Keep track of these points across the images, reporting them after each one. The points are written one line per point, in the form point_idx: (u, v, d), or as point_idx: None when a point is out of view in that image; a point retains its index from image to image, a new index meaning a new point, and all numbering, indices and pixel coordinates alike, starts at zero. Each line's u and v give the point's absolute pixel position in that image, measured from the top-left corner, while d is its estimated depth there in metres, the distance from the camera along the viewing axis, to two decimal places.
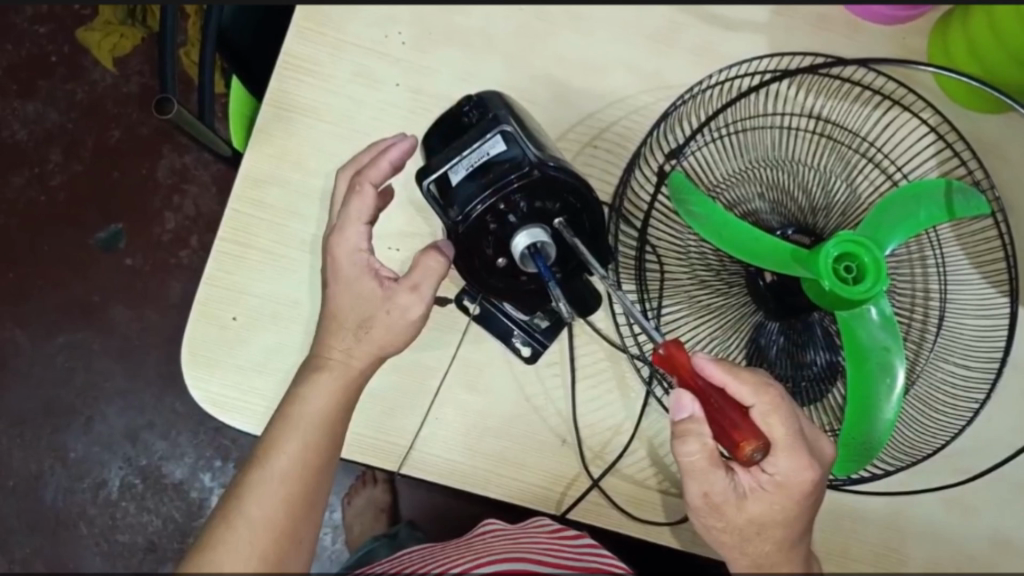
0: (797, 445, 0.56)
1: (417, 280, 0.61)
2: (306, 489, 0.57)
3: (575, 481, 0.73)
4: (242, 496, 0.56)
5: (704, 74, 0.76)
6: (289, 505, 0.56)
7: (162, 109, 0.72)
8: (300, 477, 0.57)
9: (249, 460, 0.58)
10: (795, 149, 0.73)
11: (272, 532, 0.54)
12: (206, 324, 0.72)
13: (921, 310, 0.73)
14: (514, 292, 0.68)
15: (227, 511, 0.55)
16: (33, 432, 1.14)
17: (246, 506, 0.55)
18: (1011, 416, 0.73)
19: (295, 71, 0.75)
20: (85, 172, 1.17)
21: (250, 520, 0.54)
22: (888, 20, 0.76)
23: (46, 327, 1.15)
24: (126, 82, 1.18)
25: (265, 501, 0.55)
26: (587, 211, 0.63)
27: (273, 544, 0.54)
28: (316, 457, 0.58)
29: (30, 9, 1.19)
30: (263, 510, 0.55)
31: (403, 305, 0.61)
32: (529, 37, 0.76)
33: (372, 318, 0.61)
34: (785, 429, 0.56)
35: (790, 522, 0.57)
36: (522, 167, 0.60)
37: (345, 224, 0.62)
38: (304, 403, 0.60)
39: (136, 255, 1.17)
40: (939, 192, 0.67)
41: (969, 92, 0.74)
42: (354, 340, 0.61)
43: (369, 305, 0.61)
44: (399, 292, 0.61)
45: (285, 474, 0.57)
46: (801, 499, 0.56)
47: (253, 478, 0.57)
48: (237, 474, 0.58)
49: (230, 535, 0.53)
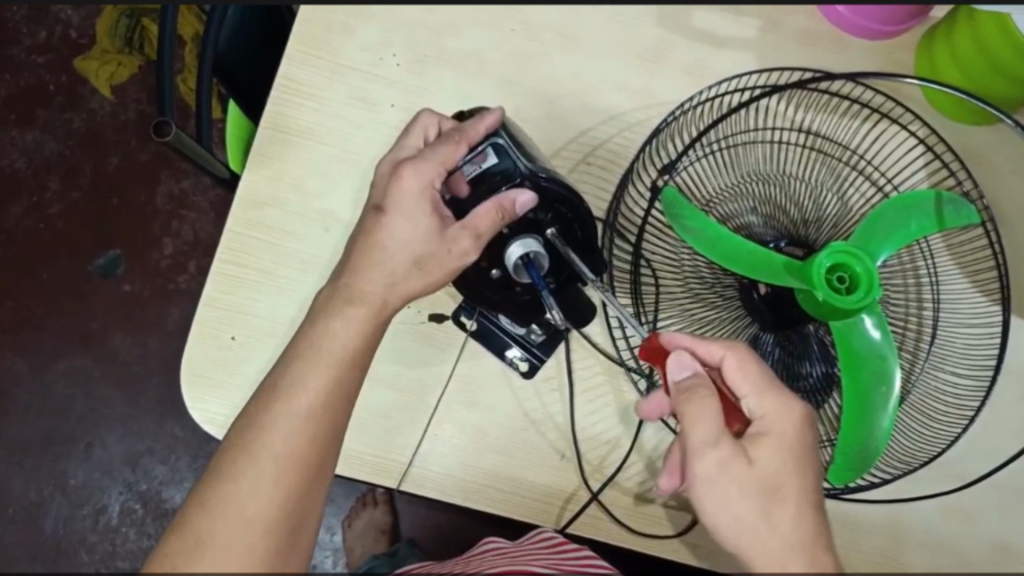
0: (770, 386, 0.56)
1: (483, 231, 0.60)
2: (330, 423, 0.56)
3: (575, 495, 0.73)
4: (263, 429, 0.54)
5: (694, 91, 0.77)
6: (315, 441, 0.55)
7: (160, 132, 0.72)
8: (326, 413, 0.56)
9: (264, 393, 0.57)
10: (785, 163, 0.74)
11: (296, 469, 0.53)
12: (204, 345, 0.73)
13: (915, 321, 0.73)
14: (509, 304, 0.69)
15: (249, 444, 0.54)
16: (32, 459, 1.14)
17: (270, 440, 0.54)
18: (1008, 422, 0.73)
19: (292, 94, 0.76)
20: (84, 199, 1.18)
21: (274, 454, 0.53)
22: (875, 34, 0.77)
23: (45, 353, 1.16)
24: (123, 110, 1.19)
25: (289, 436, 0.54)
26: (578, 220, 0.64)
27: (296, 479, 0.53)
28: (339, 393, 0.57)
29: (28, 39, 1.20)
30: (287, 445, 0.54)
31: (464, 250, 0.60)
32: (521, 57, 0.77)
33: (430, 256, 0.61)
34: (756, 374, 0.56)
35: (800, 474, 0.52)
36: (514, 179, 0.61)
37: (429, 156, 0.61)
38: (328, 346, 0.58)
39: (134, 280, 1.17)
40: (929, 203, 0.69)
41: (958, 105, 0.75)
42: (404, 275, 0.61)
43: (429, 243, 0.61)
44: (462, 234, 0.60)
45: (310, 410, 0.55)
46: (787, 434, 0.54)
47: (277, 411, 0.55)
48: (255, 403, 0.56)
49: (252, 468, 0.52)
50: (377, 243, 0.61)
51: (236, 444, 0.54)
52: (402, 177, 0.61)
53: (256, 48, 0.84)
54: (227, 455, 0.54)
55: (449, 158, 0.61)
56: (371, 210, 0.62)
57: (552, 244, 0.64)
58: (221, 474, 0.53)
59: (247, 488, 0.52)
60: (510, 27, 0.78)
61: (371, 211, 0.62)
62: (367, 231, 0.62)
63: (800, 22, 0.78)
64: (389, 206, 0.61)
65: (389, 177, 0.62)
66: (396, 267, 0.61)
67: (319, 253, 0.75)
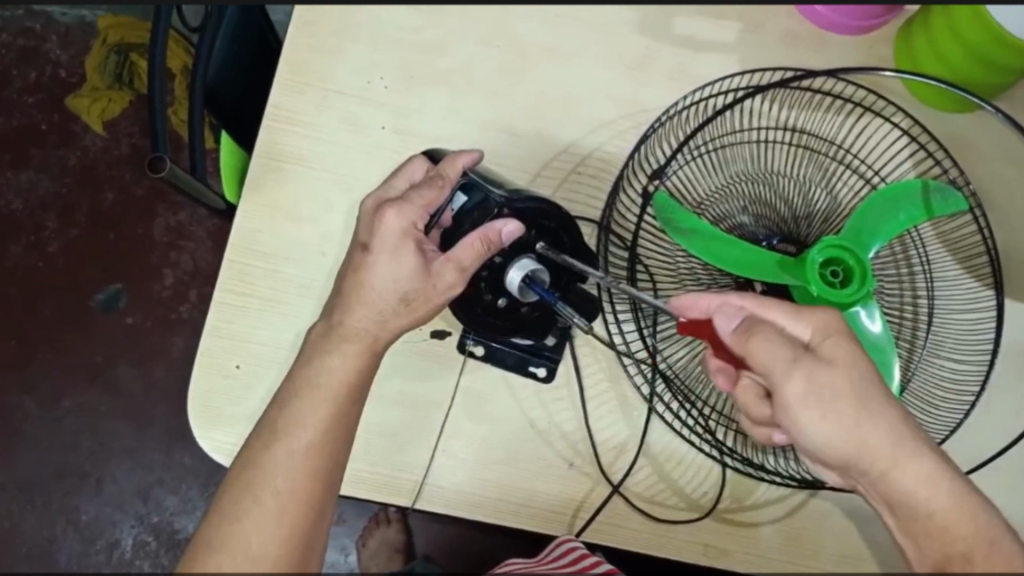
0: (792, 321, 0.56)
1: (466, 263, 0.61)
2: (330, 462, 0.56)
3: (587, 501, 0.74)
4: (262, 465, 0.55)
5: (678, 96, 0.78)
6: (315, 473, 0.55)
7: (155, 167, 0.73)
8: (325, 448, 0.56)
9: (262, 431, 0.57)
10: (773, 161, 0.75)
11: (299, 501, 0.54)
12: (209, 375, 0.73)
13: (910, 309, 0.74)
14: (519, 326, 0.70)
15: (252, 484, 0.54)
16: (43, 498, 1.14)
17: (271, 479, 0.54)
18: (1009, 404, 0.74)
19: (283, 122, 0.77)
20: (81, 235, 1.19)
21: (278, 493, 0.53)
22: (851, 30, 0.78)
23: (51, 392, 1.16)
24: (116, 145, 1.21)
25: (286, 474, 0.54)
26: (563, 229, 0.66)
27: (300, 515, 0.53)
28: (337, 426, 0.58)
29: (17, 81, 1.21)
30: (288, 481, 0.54)
31: (448, 284, 0.62)
32: (508, 71, 0.78)
33: (415, 293, 0.61)
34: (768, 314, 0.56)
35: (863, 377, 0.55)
36: (491, 210, 0.63)
37: (412, 198, 0.63)
38: (326, 375, 0.59)
39: (137, 312, 1.18)
40: (916, 193, 0.70)
41: (941, 94, 0.76)
42: (393, 312, 0.61)
43: (415, 281, 0.61)
44: (446, 268, 0.61)
45: (308, 446, 0.56)
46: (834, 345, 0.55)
47: (277, 450, 0.55)
48: (257, 438, 0.56)
49: (257, 508, 0.53)
50: (365, 279, 0.61)
51: (237, 483, 0.54)
52: (385, 211, 0.62)
53: (245, 81, 0.85)
54: (229, 494, 0.54)
55: (432, 199, 0.63)
56: (357, 248, 0.63)
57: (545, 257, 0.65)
58: (224, 514, 0.53)
59: (250, 526, 0.52)
60: (495, 44, 0.79)
61: (358, 246, 0.63)
62: (353, 261, 0.63)
63: (781, 24, 0.79)
64: (374, 243, 0.62)
65: (373, 216, 0.63)
66: (383, 298, 0.61)
67: (321, 277, 0.75)
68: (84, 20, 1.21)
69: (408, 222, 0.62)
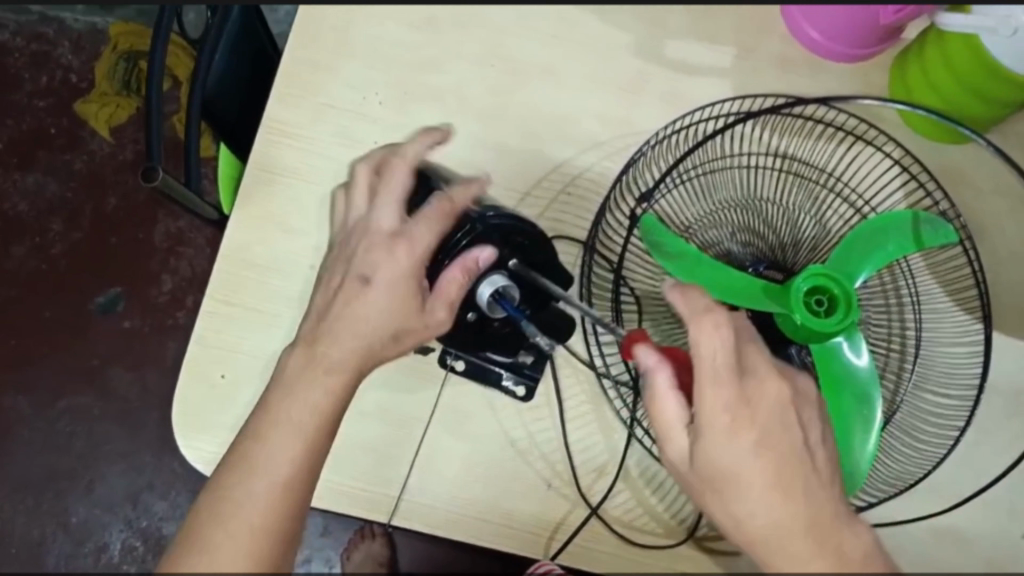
0: (729, 394, 0.53)
1: (453, 301, 0.62)
2: (299, 499, 0.57)
3: (563, 523, 0.73)
4: (231, 500, 0.55)
5: (668, 119, 0.78)
6: (284, 507, 0.56)
7: (148, 177, 0.74)
8: (297, 485, 0.57)
9: (233, 461, 0.57)
10: (762, 187, 0.75)
11: (268, 535, 0.55)
12: (195, 384, 0.74)
13: (898, 341, 0.73)
14: (489, 339, 0.69)
15: (224, 516, 0.54)
16: (35, 499, 1.15)
17: (241, 514, 0.55)
18: (995, 440, 0.73)
19: (277, 135, 0.77)
20: (86, 238, 1.21)
21: (249, 528, 0.54)
22: (848, 58, 0.78)
23: (48, 392, 1.18)
24: (122, 150, 1.23)
25: (255, 509, 0.55)
26: (536, 247, 0.65)
27: (268, 552, 0.54)
28: (313, 454, 0.58)
29: (30, 85, 1.23)
30: (259, 517, 0.55)
31: (437, 320, 0.62)
32: (498, 92, 0.79)
33: (407, 330, 0.62)
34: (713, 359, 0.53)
35: (775, 465, 0.52)
36: (465, 224, 0.62)
37: (417, 230, 0.61)
38: (301, 400, 0.59)
39: (135, 316, 1.20)
40: (906, 224, 0.70)
41: (934, 125, 0.75)
42: (381, 344, 0.61)
43: (407, 316, 0.61)
44: (436, 306, 0.61)
45: (283, 480, 0.56)
46: (748, 430, 0.53)
47: (252, 483, 0.56)
48: (229, 468, 0.57)
49: (227, 543, 0.53)
50: (358, 312, 0.61)
51: (211, 516, 0.55)
52: (396, 247, 0.61)
53: (241, 96, 0.86)
54: (199, 527, 0.54)
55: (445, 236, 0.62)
56: (354, 279, 0.62)
57: (518, 274, 0.65)
58: (195, 544, 0.53)
59: (221, 563, 0.52)
60: (490, 64, 0.79)
61: (353, 274, 0.62)
62: (346, 290, 0.62)
63: (775, 50, 0.79)
64: (376, 276, 0.61)
65: (383, 247, 0.62)
66: (376, 332, 0.61)
67: (306, 291, 0.76)
68: (96, 26, 1.23)
69: (418, 258, 0.62)
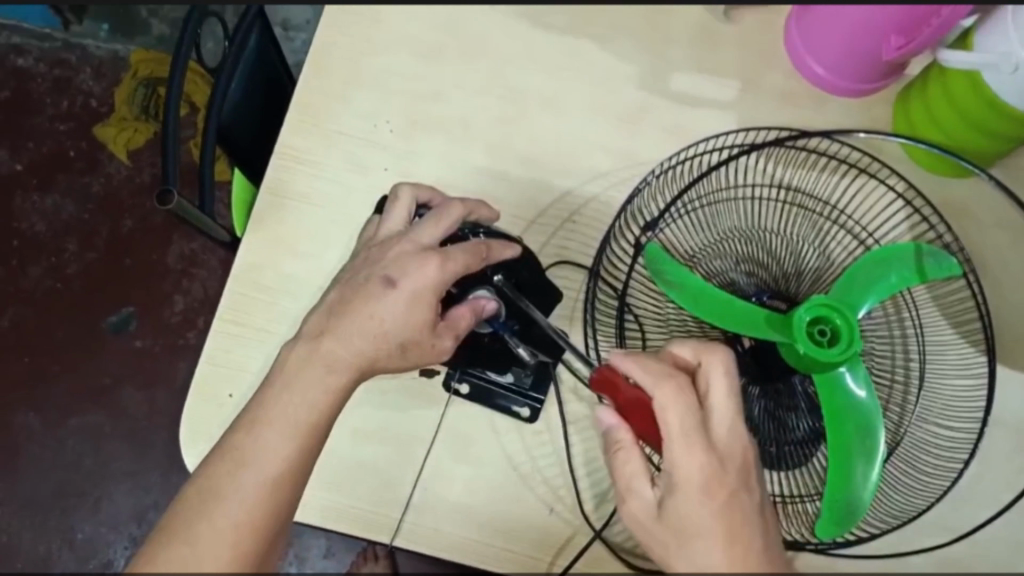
0: (698, 446, 0.54)
1: (460, 332, 0.65)
2: (286, 497, 0.55)
3: (564, 549, 0.74)
4: (217, 493, 0.54)
5: (673, 150, 0.80)
6: (274, 502, 0.55)
7: (163, 200, 0.75)
8: (285, 482, 0.56)
9: (212, 458, 0.56)
10: (765, 218, 0.75)
11: (254, 529, 0.53)
12: (202, 402, 0.75)
13: (902, 373, 0.73)
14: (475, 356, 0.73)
15: (208, 506, 0.53)
16: (42, 516, 1.17)
17: (226, 504, 0.53)
18: (999, 473, 0.73)
19: (289, 160, 0.79)
20: (100, 260, 1.23)
21: (230, 520, 0.52)
22: (853, 93, 0.79)
23: (58, 410, 1.20)
24: (139, 174, 1.25)
25: (239, 503, 0.53)
26: (521, 272, 0.70)
27: (253, 543, 0.52)
28: (306, 452, 0.58)
29: (51, 109, 1.26)
30: (241, 510, 0.53)
31: (444, 347, 0.64)
32: (506, 121, 0.80)
33: (414, 343, 0.63)
34: (682, 416, 0.55)
35: (737, 516, 0.51)
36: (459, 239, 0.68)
37: (455, 252, 0.63)
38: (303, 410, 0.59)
39: (146, 336, 1.22)
40: (910, 255, 0.70)
41: (938, 160, 0.76)
42: (388, 354, 0.62)
43: (420, 331, 0.63)
44: (444, 335, 0.64)
45: (271, 477, 0.55)
46: (718, 480, 0.52)
47: (235, 478, 0.54)
48: (219, 460, 0.56)
49: (206, 529, 0.51)
50: (376, 315, 0.62)
51: (191, 504, 0.53)
52: (429, 259, 0.63)
53: (256, 121, 0.88)
54: (182, 520, 0.52)
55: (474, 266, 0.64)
56: (379, 280, 0.63)
57: (501, 291, 0.68)
58: (175, 531, 0.51)
59: (200, 551, 0.50)
60: (498, 94, 0.80)
61: (379, 275, 0.63)
62: (368, 288, 0.63)
63: (780, 84, 0.80)
64: (403, 281, 0.62)
65: (416, 257, 0.63)
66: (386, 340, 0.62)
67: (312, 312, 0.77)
68: (118, 54, 1.26)
69: (446, 273, 0.63)
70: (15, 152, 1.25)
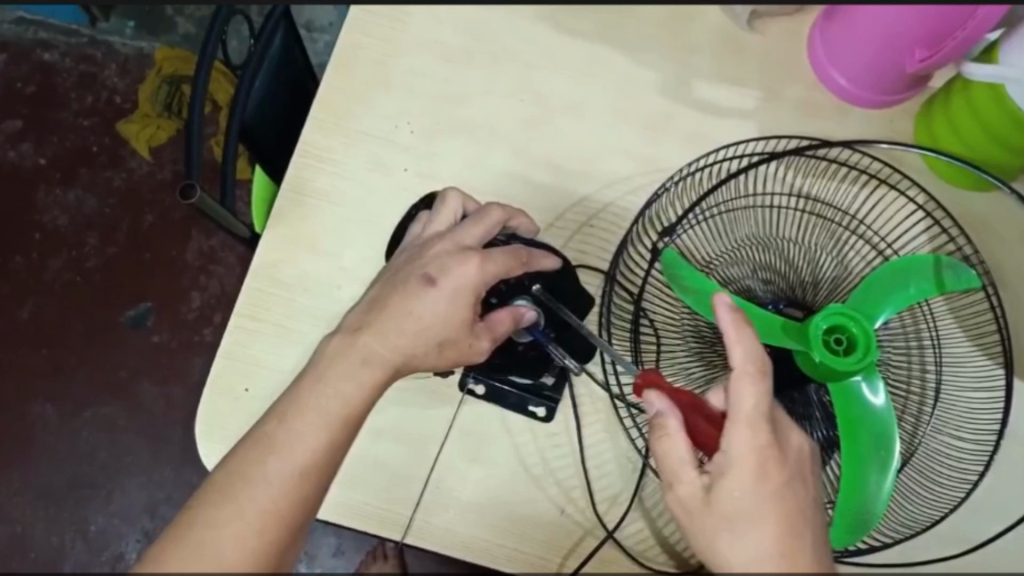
0: (763, 439, 0.53)
1: (498, 335, 0.64)
2: (313, 490, 0.55)
3: (575, 550, 0.74)
4: (245, 476, 0.53)
5: (692, 157, 0.80)
6: (299, 497, 0.54)
7: (185, 195, 0.76)
8: (315, 475, 0.55)
9: (245, 443, 0.56)
10: (783, 227, 0.76)
11: (278, 517, 0.53)
12: (219, 397, 0.75)
13: (918, 386, 0.73)
14: (513, 360, 0.71)
15: (236, 493, 0.53)
16: (56, 505, 1.18)
17: (251, 494, 0.53)
18: (1013, 487, 0.73)
19: (310, 158, 0.79)
20: (120, 254, 1.24)
21: (254, 511, 0.52)
22: (875, 104, 0.79)
23: (75, 403, 1.20)
24: (161, 170, 1.26)
25: (267, 488, 0.53)
26: (559, 280, 0.70)
27: (274, 537, 0.52)
28: (337, 445, 0.57)
29: (76, 104, 1.27)
30: (267, 502, 0.53)
31: (481, 349, 0.63)
32: (528, 124, 0.80)
33: (453, 343, 0.62)
34: (753, 403, 0.54)
35: (790, 514, 0.52)
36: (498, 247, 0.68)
37: (495, 255, 0.63)
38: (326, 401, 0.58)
39: (163, 331, 1.23)
40: (929, 266, 0.70)
41: (958, 172, 0.76)
42: (426, 354, 0.61)
43: (456, 331, 0.61)
44: (482, 337, 0.63)
45: (302, 467, 0.55)
46: (775, 475, 0.53)
47: (263, 465, 0.54)
48: (248, 448, 0.55)
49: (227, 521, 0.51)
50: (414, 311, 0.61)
51: (216, 490, 0.53)
52: (469, 258, 0.62)
53: (279, 120, 0.89)
54: (207, 511, 0.52)
55: (514, 268, 0.64)
56: (417, 278, 0.62)
57: (540, 300, 0.68)
58: (197, 520, 0.52)
59: (226, 534, 0.51)
60: (520, 96, 0.81)
61: (418, 272, 0.62)
62: (406, 286, 0.62)
63: (802, 93, 0.80)
64: (442, 280, 0.61)
65: (455, 255, 0.62)
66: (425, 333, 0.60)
67: (328, 309, 0.77)
68: (143, 51, 1.28)
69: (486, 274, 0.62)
70: (39, 145, 1.26)
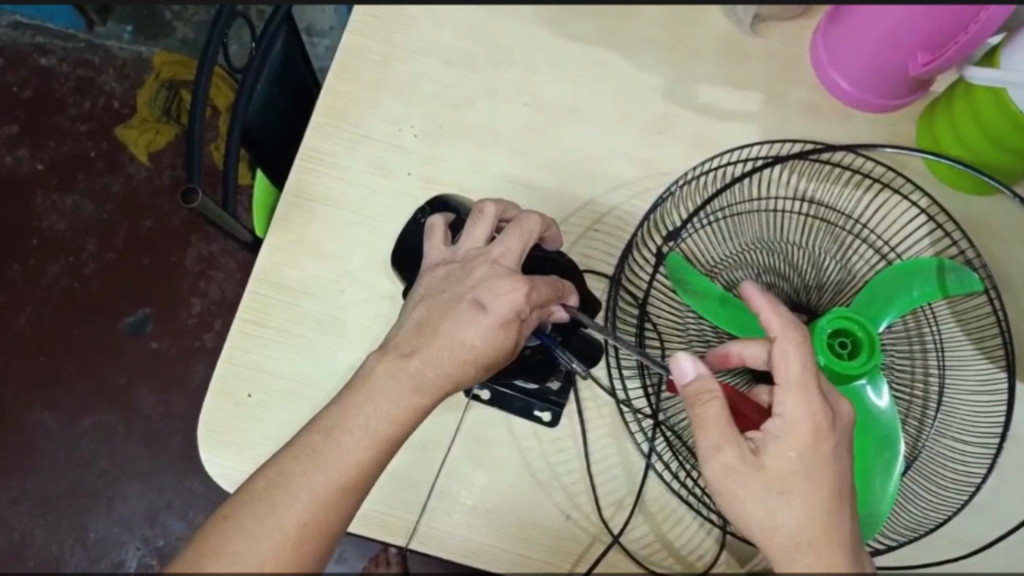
0: (815, 403, 0.54)
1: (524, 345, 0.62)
2: (350, 506, 0.55)
3: (585, 556, 0.74)
4: (279, 486, 0.54)
5: (697, 160, 0.80)
6: (328, 505, 0.54)
7: (188, 199, 0.75)
8: (348, 487, 0.55)
9: (279, 460, 0.56)
10: (787, 231, 0.76)
11: (310, 528, 0.53)
12: (222, 401, 0.75)
13: (921, 387, 0.73)
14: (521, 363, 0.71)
15: (273, 505, 0.53)
16: (55, 515, 1.17)
17: (288, 509, 0.53)
18: (1015, 488, 0.73)
19: (313, 162, 0.79)
20: (118, 260, 1.23)
21: (282, 525, 0.52)
22: (877, 107, 0.79)
23: (73, 410, 1.20)
24: (159, 175, 1.25)
25: (300, 497, 0.53)
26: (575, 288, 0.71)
27: (308, 553, 0.52)
28: (374, 454, 0.56)
29: (73, 110, 1.27)
30: (298, 515, 0.53)
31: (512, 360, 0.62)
32: (532, 129, 0.80)
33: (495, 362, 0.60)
34: (800, 366, 0.55)
35: (834, 483, 0.53)
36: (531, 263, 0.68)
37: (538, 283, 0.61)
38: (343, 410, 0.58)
39: (162, 337, 1.22)
40: (933, 270, 0.70)
41: (959, 176, 0.77)
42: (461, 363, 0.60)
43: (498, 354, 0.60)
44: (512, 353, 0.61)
45: (338, 483, 0.54)
46: (825, 439, 0.54)
47: (296, 478, 0.54)
48: (284, 462, 0.55)
49: (261, 532, 0.52)
50: (439, 318, 0.60)
51: (248, 504, 0.53)
52: (518, 285, 0.59)
53: (281, 124, 0.89)
54: (240, 526, 0.52)
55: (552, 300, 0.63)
56: (468, 303, 0.60)
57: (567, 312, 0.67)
58: (230, 537, 0.51)
59: (268, 551, 0.51)
60: (524, 100, 0.81)
61: (468, 297, 0.60)
62: (455, 308, 0.60)
63: (805, 97, 0.81)
64: (493, 305, 0.59)
65: (504, 279, 0.60)
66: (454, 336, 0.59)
67: (332, 313, 0.77)
68: (141, 55, 1.28)
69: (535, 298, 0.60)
70: (35, 151, 1.25)
